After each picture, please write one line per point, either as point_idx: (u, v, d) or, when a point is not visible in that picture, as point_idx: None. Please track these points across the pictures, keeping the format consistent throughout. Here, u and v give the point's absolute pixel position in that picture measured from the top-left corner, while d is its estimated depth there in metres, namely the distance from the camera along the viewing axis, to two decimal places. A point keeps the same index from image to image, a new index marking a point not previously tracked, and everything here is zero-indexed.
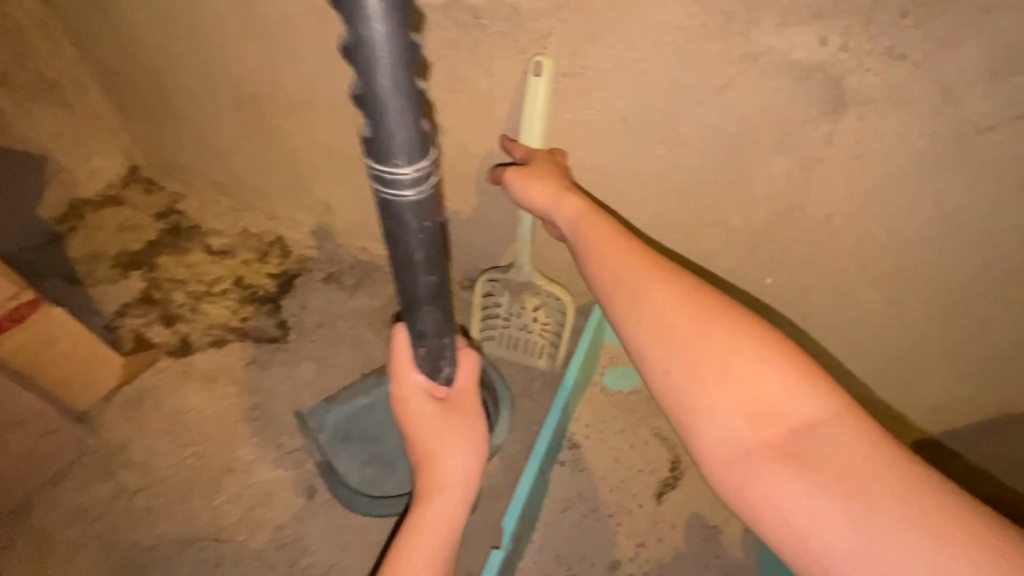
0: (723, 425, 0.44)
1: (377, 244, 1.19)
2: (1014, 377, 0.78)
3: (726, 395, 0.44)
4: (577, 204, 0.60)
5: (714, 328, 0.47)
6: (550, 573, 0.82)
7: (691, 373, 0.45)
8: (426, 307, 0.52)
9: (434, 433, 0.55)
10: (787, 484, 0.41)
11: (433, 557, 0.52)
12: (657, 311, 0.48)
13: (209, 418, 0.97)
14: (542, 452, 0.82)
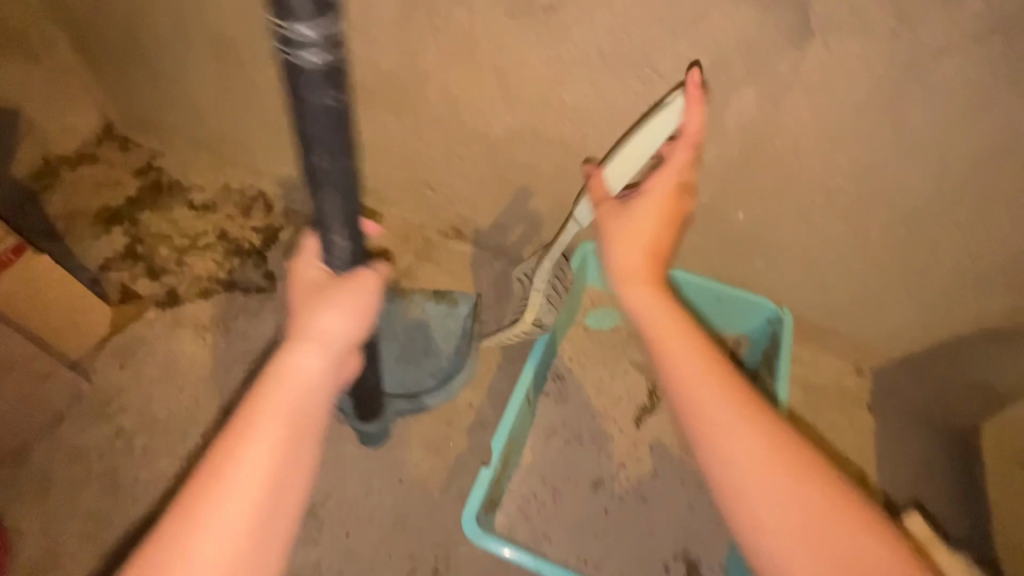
0: (750, 469, 0.50)
1: (362, 197, 1.21)
2: (971, 299, 0.82)
3: (766, 455, 0.50)
4: (648, 282, 0.61)
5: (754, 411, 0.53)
6: (537, 494, 0.85)
7: (743, 441, 0.51)
8: (325, 193, 0.51)
9: (311, 295, 0.56)
10: (805, 560, 0.47)
11: (292, 407, 0.50)
12: (708, 390, 0.54)
13: (203, 365, 0.99)
14: (529, 379, 0.84)
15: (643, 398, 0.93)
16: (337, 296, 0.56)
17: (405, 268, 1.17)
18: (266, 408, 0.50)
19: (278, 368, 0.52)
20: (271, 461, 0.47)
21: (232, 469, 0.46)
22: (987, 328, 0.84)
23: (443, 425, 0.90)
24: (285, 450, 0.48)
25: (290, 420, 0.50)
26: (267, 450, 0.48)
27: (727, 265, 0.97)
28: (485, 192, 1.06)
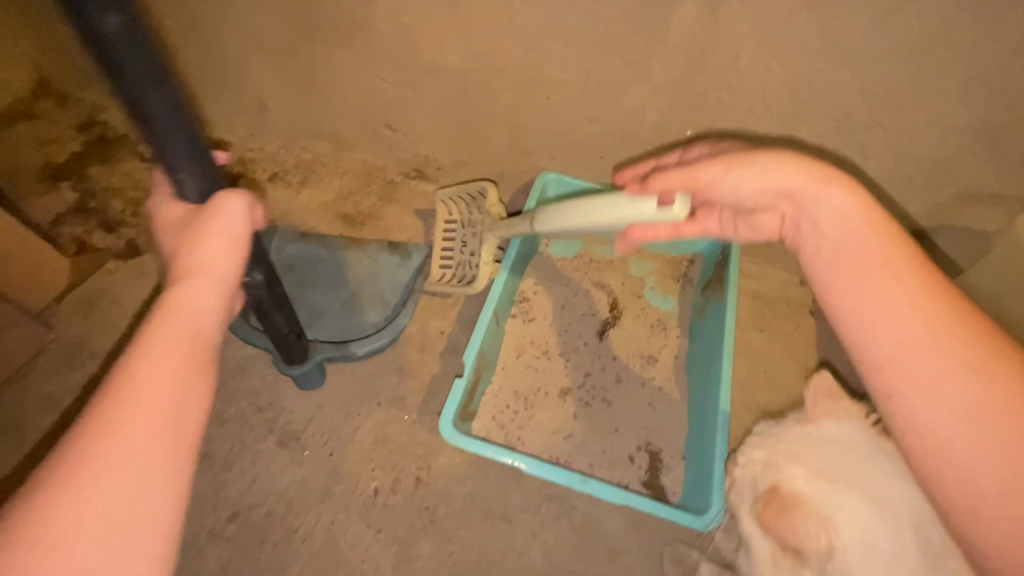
0: (915, 361, 0.47)
1: (321, 141, 1.20)
2: (899, 201, 0.89)
3: (940, 355, 0.46)
4: (851, 191, 0.54)
5: (955, 317, 0.47)
6: (509, 406, 0.90)
7: (925, 347, 0.47)
8: (151, 126, 0.48)
9: (188, 229, 0.51)
10: (977, 467, 0.44)
11: (178, 343, 0.44)
12: (900, 296, 0.49)
13: None
14: (496, 296, 0.89)
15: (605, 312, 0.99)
16: (220, 217, 0.50)
17: (368, 210, 1.17)
18: (155, 340, 0.44)
19: (165, 302, 0.46)
20: (158, 391, 0.41)
21: (112, 405, 0.40)
22: (912, 227, 0.92)
23: (417, 351, 0.94)
24: (177, 378, 0.43)
25: (184, 347, 0.44)
26: (155, 380, 0.42)
27: None
28: (443, 127, 1.07)
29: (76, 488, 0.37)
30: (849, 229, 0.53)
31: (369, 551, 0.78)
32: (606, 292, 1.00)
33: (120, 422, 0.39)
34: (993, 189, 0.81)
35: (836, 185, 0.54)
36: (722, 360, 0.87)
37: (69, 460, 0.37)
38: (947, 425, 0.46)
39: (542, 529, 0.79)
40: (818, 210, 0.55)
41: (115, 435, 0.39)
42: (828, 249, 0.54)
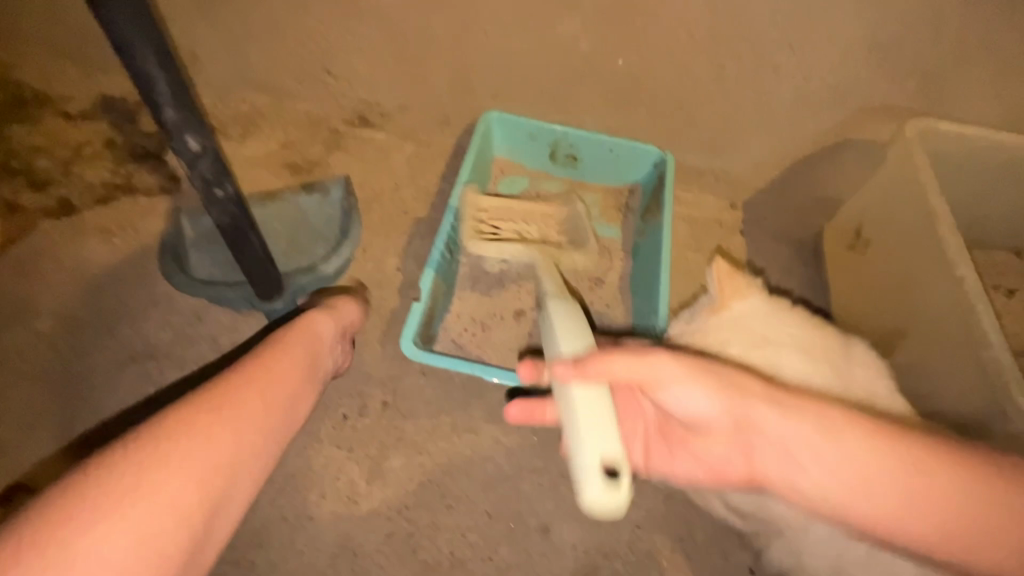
0: (860, 480, 0.54)
1: (258, 95, 1.19)
2: (809, 121, 0.97)
3: (857, 448, 0.54)
4: (675, 359, 0.57)
5: (827, 417, 0.55)
6: (467, 330, 0.96)
7: (875, 477, 0.53)
8: (165, 106, 0.52)
9: (310, 317, 0.73)
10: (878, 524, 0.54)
11: (291, 369, 0.64)
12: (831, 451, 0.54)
13: (112, 263, 0.96)
14: (446, 231, 0.94)
15: (555, 235, 1.05)
16: (321, 314, 0.75)
17: (313, 158, 1.16)
18: (278, 355, 0.64)
19: (283, 336, 0.68)
20: (271, 398, 0.59)
21: (239, 384, 0.57)
22: (824, 144, 1.00)
23: (374, 287, 0.99)
24: (279, 383, 0.61)
25: (296, 371, 0.64)
26: (269, 382, 0.60)
27: (616, 117, 1.06)
28: (383, 71, 1.08)
29: (201, 427, 0.51)
30: (755, 398, 0.57)
31: (341, 470, 0.81)
32: (554, 218, 1.07)
33: (241, 397, 0.56)
34: (891, 101, 0.90)
35: (698, 378, 0.57)
36: (660, 271, 0.95)
37: (197, 404, 0.53)
38: (893, 518, 0.53)
39: (505, 437, 0.85)
40: (697, 407, 0.59)
41: (237, 403, 0.55)
42: (773, 428, 0.56)
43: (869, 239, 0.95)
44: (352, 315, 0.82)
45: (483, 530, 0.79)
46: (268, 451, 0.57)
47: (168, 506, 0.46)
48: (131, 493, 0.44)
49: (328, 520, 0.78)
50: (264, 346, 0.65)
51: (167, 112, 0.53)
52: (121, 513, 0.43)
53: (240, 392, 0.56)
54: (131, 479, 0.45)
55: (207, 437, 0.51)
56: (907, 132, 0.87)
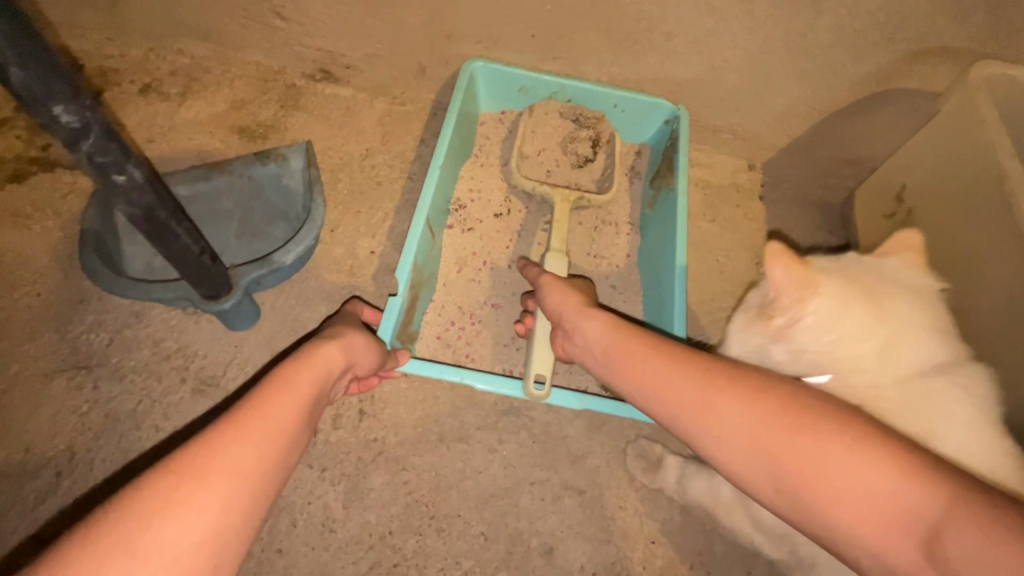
0: (700, 402, 0.44)
1: (195, 44, 1.01)
2: (848, 67, 0.82)
3: (696, 385, 0.45)
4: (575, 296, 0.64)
5: (676, 361, 0.48)
6: (455, 323, 0.83)
7: (705, 407, 0.43)
8: (11, 70, 0.37)
9: (312, 352, 0.54)
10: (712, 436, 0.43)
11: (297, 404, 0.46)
12: (662, 385, 0.47)
13: (31, 256, 0.80)
14: (426, 206, 0.80)
15: (584, 150, 0.96)
16: (329, 345, 0.56)
17: (268, 120, 0.99)
18: (285, 383, 0.47)
19: (275, 373, 0.49)
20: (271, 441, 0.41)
21: (224, 432, 0.40)
22: (864, 95, 0.86)
23: (345, 275, 0.86)
24: (283, 424, 0.43)
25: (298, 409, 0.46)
26: (263, 425, 0.42)
27: (621, 64, 0.90)
28: (340, 13, 0.89)
29: (175, 496, 0.34)
30: (594, 322, 0.58)
31: (314, 492, 0.71)
32: (583, 125, 0.96)
33: (225, 450, 0.38)
34: (951, 41, 0.75)
35: (593, 317, 0.59)
36: (675, 248, 0.83)
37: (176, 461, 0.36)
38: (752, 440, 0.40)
39: (501, 445, 0.75)
40: (581, 335, 0.59)
41: (221, 459, 0.38)
42: (575, 323, 0.61)
43: (912, 207, 0.83)
44: (366, 356, 0.62)
45: (479, 554, 0.70)
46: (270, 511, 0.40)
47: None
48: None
49: (300, 553, 0.68)
50: (256, 383, 0.47)
51: (12, 73, 0.37)
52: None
53: (230, 441, 0.39)
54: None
55: (180, 509, 0.34)
56: (970, 78, 0.74)
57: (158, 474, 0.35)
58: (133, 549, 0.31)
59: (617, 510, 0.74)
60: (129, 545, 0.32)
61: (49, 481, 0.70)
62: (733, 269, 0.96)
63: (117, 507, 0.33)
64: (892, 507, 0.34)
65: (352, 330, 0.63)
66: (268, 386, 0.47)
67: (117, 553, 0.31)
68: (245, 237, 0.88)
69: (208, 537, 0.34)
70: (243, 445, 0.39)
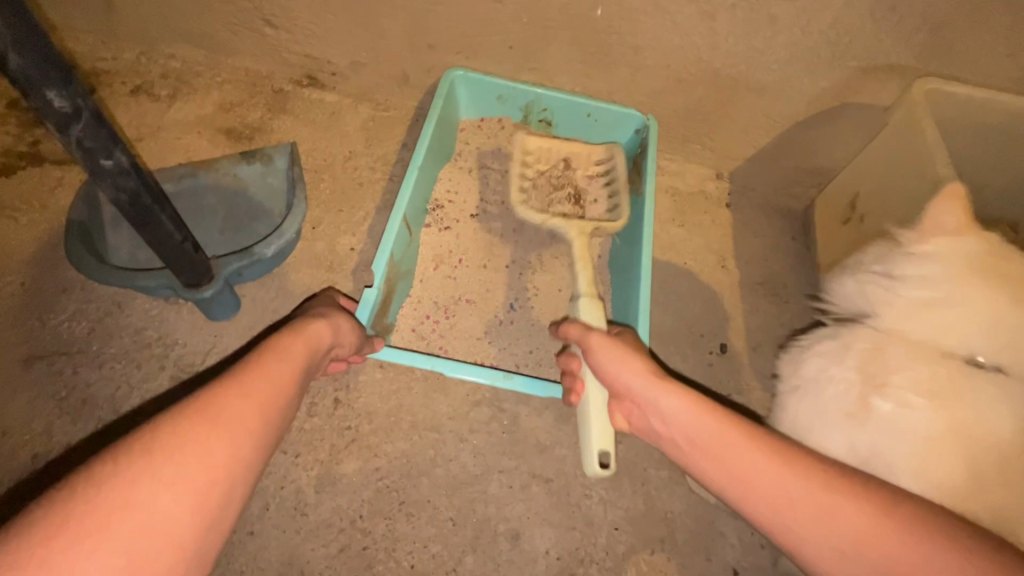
0: (772, 479, 0.47)
1: (186, 48, 1.04)
2: (804, 82, 0.88)
3: (800, 483, 0.46)
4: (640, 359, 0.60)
5: (778, 459, 0.48)
6: (430, 318, 0.86)
7: (820, 515, 0.44)
8: (10, 55, 0.41)
9: (303, 328, 0.58)
10: (817, 541, 0.44)
11: (293, 370, 0.51)
12: (744, 471, 0.49)
13: (15, 246, 0.82)
14: (404, 204, 0.83)
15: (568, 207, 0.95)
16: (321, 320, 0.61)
17: (255, 122, 1.03)
18: (280, 351, 0.53)
19: (275, 338, 0.55)
20: (273, 398, 0.47)
21: (235, 386, 0.45)
22: (821, 109, 0.91)
23: (325, 271, 0.89)
24: (280, 385, 0.49)
25: (291, 371, 0.51)
26: (268, 382, 0.48)
27: (594, 76, 0.95)
28: (327, 22, 0.94)
29: (191, 436, 0.39)
30: (669, 396, 0.56)
31: (287, 476, 0.73)
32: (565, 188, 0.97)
33: (237, 400, 0.44)
34: (896, 59, 0.81)
35: (668, 391, 0.56)
36: (642, 249, 0.87)
37: (190, 407, 0.41)
38: (864, 547, 0.42)
39: (471, 435, 0.78)
40: (655, 410, 0.57)
41: (234, 409, 0.43)
42: (646, 394, 0.58)
43: (865, 213, 0.88)
44: (349, 336, 0.66)
45: (446, 538, 0.72)
46: (267, 455, 0.45)
47: (155, 532, 0.35)
48: (115, 511, 0.34)
49: (271, 535, 0.70)
50: (259, 345, 0.53)
51: (10, 59, 0.41)
52: (104, 535, 0.33)
53: (235, 396, 0.44)
54: (121, 493, 0.35)
55: (200, 445, 0.40)
56: (913, 92, 0.80)
57: (178, 413, 0.41)
58: (162, 472, 0.37)
59: (583, 498, 0.76)
60: (158, 468, 0.37)
61: (25, 463, 0.72)
62: (701, 272, 1.00)
63: (144, 436, 0.38)
64: None
65: (339, 309, 0.67)
66: (271, 349, 0.52)
67: (144, 476, 0.36)
68: (229, 233, 0.91)
69: (222, 470, 0.40)
70: (251, 401, 0.45)
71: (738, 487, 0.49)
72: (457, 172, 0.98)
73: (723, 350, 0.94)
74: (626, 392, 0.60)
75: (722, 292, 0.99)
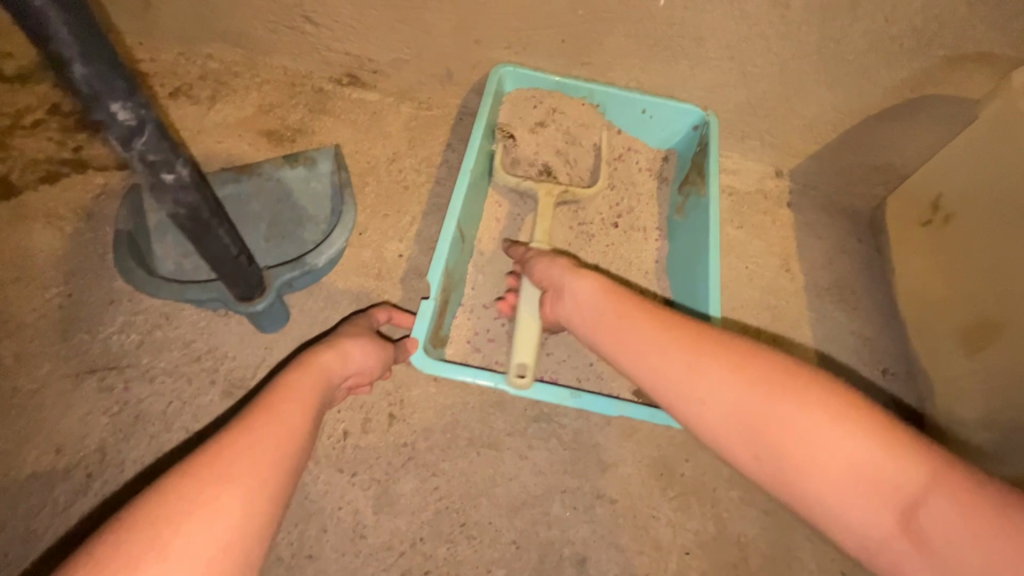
0: (685, 369, 0.46)
1: (224, 48, 1.01)
2: (882, 74, 0.81)
3: (677, 339, 0.48)
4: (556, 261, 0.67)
5: (670, 325, 0.50)
6: (486, 327, 0.83)
7: (686, 363, 0.46)
8: (76, 65, 0.38)
9: (304, 364, 0.55)
10: (696, 412, 0.45)
11: (303, 415, 0.48)
12: (628, 326, 0.52)
13: (63, 256, 0.81)
14: (458, 211, 0.80)
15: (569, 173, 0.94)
16: (333, 350, 0.59)
17: (296, 124, 1.00)
18: (289, 395, 0.50)
19: (280, 379, 0.52)
20: (287, 450, 0.44)
21: (237, 437, 0.42)
22: (897, 101, 0.85)
23: (373, 279, 0.86)
24: (294, 433, 0.46)
25: (303, 415, 0.48)
26: (276, 427, 0.45)
27: (650, 69, 0.90)
28: (370, 19, 0.90)
29: (200, 500, 0.36)
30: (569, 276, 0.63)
31: (345, 497, 0.70)
32: (565, 156, 0.94)
33: (242, 450, 0.41)
34: (990, 47, 0.74)
35: (587, 280, 0.60)
36: (708, 255, 0.83)
37: (191, 469, 0.38)
38: (736, 417, 0.42)
39: (532, 452, 0.74)
40: (572, 295, 0.61)
41: (242, 459, 0.40)
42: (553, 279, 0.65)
43: (951, 215, 0.82)
44: (367, 360, 0.64)
45: (511, 563, 0.69)
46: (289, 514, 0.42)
47: None
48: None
49: (331, 559, 0.67)
50: (263, 389, 0.50)
51: (75, 68, 0.38)
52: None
53: (243, 450, 0.41)
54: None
55: (206, 509, 0.36)
56: (1011, 84, 0.73)
57: (174, 478, 0.37)
58: (167, 549, 0.34)
59: (650, 520, 0.72)
60: (159, 546, 0.34)
61: (80, 482, 0.70)
62: (762, 276, 0.95)
63: (142, 510, 0.35)
64: (865, 476, 0.37)
65: (360, 334, 0.65)
66: (274, 393, 0.49)
67: (151, 556, 0.33)
68: (274, 240, 0.88)
69: (234, 538, 0.36)
70: (263, 454, 0.42)
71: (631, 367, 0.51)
72: (520, 168, 0.93)
73: (790, 360, 0.89)
74: (557, 295, 0.63)
75: (787, 298, 0.93)
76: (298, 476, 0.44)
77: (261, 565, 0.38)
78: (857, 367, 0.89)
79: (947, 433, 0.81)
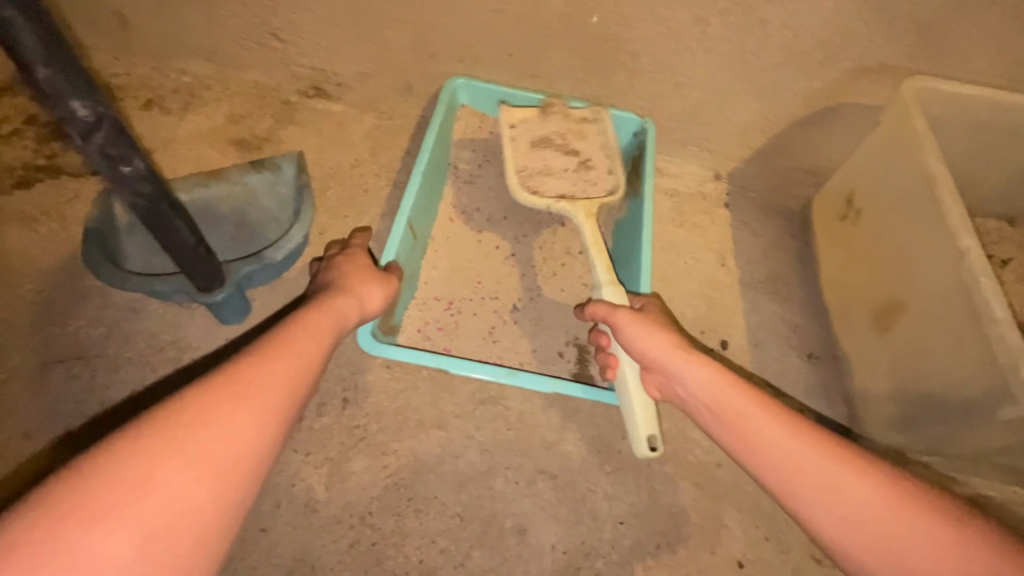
0: (823, 481, 0.53)
1: (196, 63, 1.08)
2: (798, 83, 0.89)
3: (813, 451, 0.54)
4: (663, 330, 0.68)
5: (803, 435, 0.56)
6: (437, 317, 0.89)
7: (825, 478, 0.53)
8: (39, 67, 0.44)
9: (328, 312, 0.61)
10: (828, 522, 0.52)
11: (317, 353, 0.54)
12: (761, 430, 0.58)
13: (35, 255, 0.85)
14: (409, 209, 0.86)
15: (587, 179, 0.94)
16: (345, 297, 0.66)
17: (264, 133, 1.06)
18: (302, 330, 0.56)
19: (295, 315, 0.58)
20: (296, 376, 0.50)
21: (259, 366, 0.48)
22: (815, 108, 0.93)
23: None
24: (305, 363, 0.52)
25: (314, 348, 0.54)
26: (289, 358, 0.51)
27: (592, 81, 0.98)
28: (332, 35, 0.97)
29: (213, 412, 0.43)
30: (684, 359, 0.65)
31: (299, 474, 0.74)
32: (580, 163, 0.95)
33: (255, 373, 0.47)
34: (888, 59, 0.83)
35: (703, 367, 0.63)
36: (642, 249, 0.90)
37: (208, 384, 0.44)
38: (871, 532, 0.49)
39: (478, 432, 0.79)
40: (682, 384, 0.65)
41: (253, 383, 0.46)
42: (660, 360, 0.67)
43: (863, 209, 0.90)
44: (377, 296, 0.71)
45: (455, 534, 0.73)
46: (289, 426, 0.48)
47: (177, 503, 0.38)
48: (134, 491, 0.37)
49: (284, 532, 0.71)
50: (278, 323, 0.56)
51: (39, 71, 0.44)
52: (127, 513, 0.37)
53: (254, 375, 0.47)
54: (141, 471, 0.38)
55: (219, 419, 0.43)
56: (904, 93, 0.81)
57: (195, 394, 0.43)
58: (184, 448, 0.40)
59: (588, 494, 0.77)
60: (178, 445, 0.40)
61: (46, 465, 0.74)
62: (701, 270, 1.02)
63: (163, 413, 0.41)
64: None
65: (364, 275, 0.72)
66: (291, 328, 0.55)
67: (169, 452, 0.40)
68: (240, 240, 0.93)
69: (242, 446, 0.43)
70: (272, 380, 0.48)
71: (764, 466, 0.57)
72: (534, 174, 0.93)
73: (724, 346, 0.96)
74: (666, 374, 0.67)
75: (722, 290, 1.00)
76: (303, 398, 0.51)
77: (268, 468, 0.45)
78: (786, 352, 0.96)
79: (865, 411, 0.88)
